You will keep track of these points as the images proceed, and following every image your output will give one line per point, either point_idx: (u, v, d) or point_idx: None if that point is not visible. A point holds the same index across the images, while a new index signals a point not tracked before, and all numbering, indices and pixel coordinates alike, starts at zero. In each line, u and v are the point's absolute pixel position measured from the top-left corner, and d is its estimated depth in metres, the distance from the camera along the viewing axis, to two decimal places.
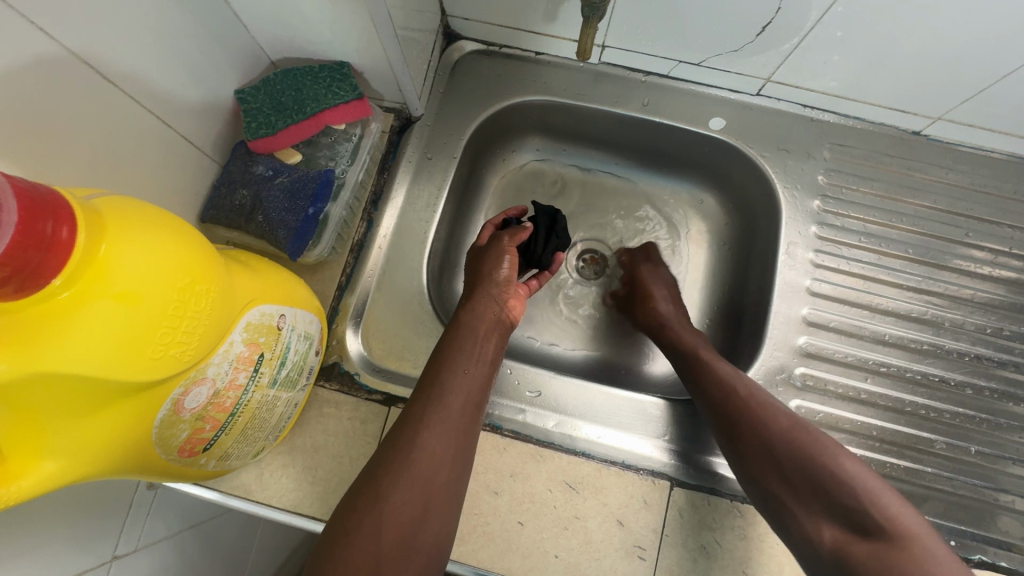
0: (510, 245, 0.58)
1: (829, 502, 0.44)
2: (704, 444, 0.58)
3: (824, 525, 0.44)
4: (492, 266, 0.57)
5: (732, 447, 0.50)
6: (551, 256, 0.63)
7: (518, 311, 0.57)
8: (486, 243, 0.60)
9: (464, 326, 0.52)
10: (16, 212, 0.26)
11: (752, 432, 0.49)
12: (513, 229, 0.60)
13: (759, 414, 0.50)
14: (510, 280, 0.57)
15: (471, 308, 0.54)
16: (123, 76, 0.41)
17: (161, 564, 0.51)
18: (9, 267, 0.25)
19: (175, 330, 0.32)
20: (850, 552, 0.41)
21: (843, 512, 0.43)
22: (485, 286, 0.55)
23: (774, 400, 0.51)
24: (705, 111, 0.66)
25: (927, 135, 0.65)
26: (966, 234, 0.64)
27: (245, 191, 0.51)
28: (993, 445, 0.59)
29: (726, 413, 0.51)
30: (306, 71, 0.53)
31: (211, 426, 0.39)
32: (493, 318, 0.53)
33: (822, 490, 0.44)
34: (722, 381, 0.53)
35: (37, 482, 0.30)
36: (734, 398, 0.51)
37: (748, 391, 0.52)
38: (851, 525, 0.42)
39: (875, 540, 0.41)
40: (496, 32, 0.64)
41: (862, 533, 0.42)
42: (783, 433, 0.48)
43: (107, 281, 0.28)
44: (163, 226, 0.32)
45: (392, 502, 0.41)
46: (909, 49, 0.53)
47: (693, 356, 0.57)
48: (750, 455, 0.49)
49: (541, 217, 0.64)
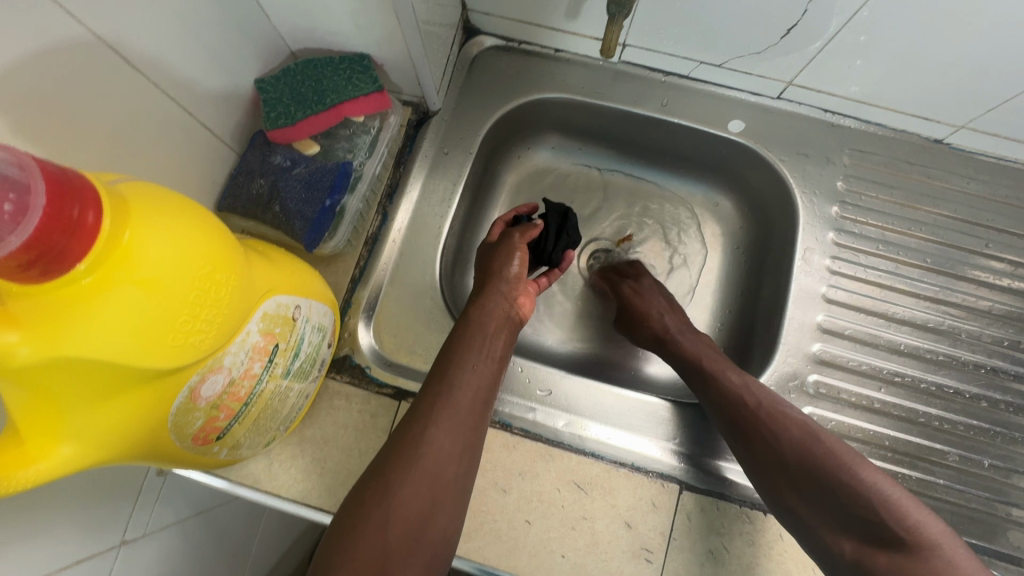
0: (521, 243, 0.58)
1: (843, 513, 0.43)
2: (713, 448, 0.57)
3: (842, 536, 0.43)
4: (502, 264, 0.57)
5: (745, 457, 0.50)
6: (562, 254, 0.62)
7: (527, 308, 0.56)
8: (497, 240, 0.60)
9: (472, 322, 0.52)
10: (44, 196, 0.26)
11: (765, 443, 0.49)
12: (524, 226, 0.60)
13: (768, 427, 0.49)
14: (520, 277, 0.56)
15: (480, 305, 0.53)
16: (146, 61, 0.40)
17: (167, 550, 0.51)
18: (34, 251, 0.25)
19: (194, 318, 0.31)
20: (869, 562, 0.41)
21: (860, 523, 0.43)
22: (494, 283, 0.55)
23: (785, 406, 0.51)
24: (725, 113, 0.65)
25: (949, 144, 0.64)
26: (985, 245, 0.63)
27: (262, 180, 0.51)
28: (1006, 459, 0.58)
29: (738, 427, 0.51)
30: (326, 62, 0.53)
31: (225, 414, 0.39)
32: (502, 315, 0.53)
33: (834, 500, 0.44)
34: (727, 398, 0.52)
35: (54, 465, 0.30)
36: (744, 412, 0.51)
37: (757, 403, 0.51)
38: (867, 535, 0.42)
39: (894, 550, 0.41)
40: (517, 27, 0.64)
41: (882, 544, 0.41)
42: (796, 446, 0.47)
43: (130, 267, 0.28)
44: (186, 213, 0.31)
45: (401, 497, 0.40)
46: (935, 56, 0.52)
47: (698, 372, 0.56)
48: (766, 468, 0.48)
49: (553, 215, 0.63)
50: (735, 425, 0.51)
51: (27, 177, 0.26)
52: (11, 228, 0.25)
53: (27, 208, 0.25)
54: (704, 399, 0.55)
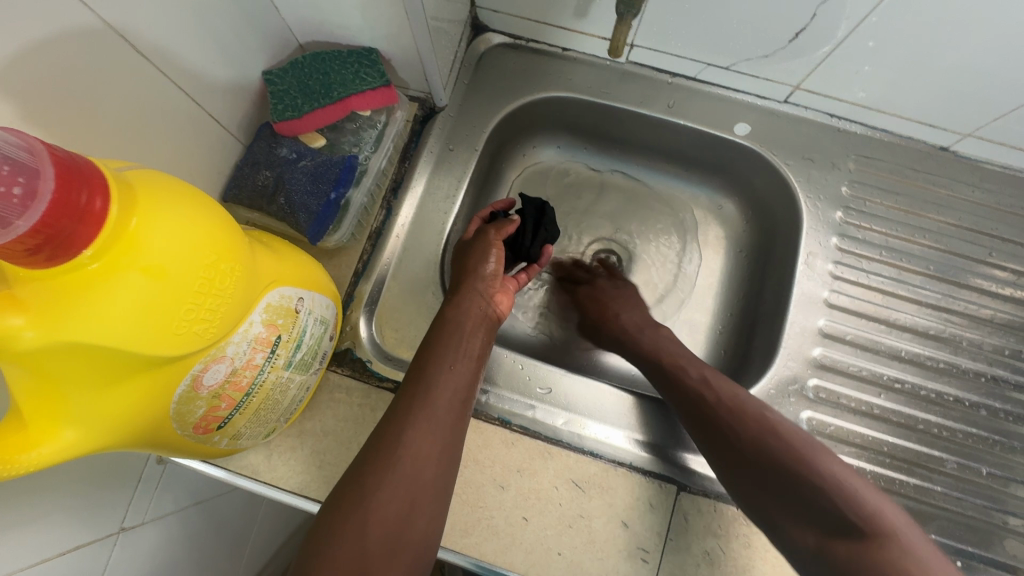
0: (496, 240, 0.58)
1: (808, 504, 0.44)
2: (678, 437, 0.58)
3: (805, 526, 0.43)
4: (478, 262, 0.57)
5: (708, 449, 0.51)
6: (540, 249, 0.62)
7: (504, 306, 0.56)
8: (472, 238, 0.60)
9: (449, 322, 0.52)
10: (53, 180, 0.26)
11: (725, 434, 0.49)
12: (499, 223, 0.59)
13: (730, 422, 0.50)
14: (497, 275, 0.56)
15: (456, 304, 0.53)
16: (155, 51, 0.40)
17: (163, 538, 0.52)
18: (41, 235, 0.25)
19: (198, 308, 0.32)
20: (830, 551, 0.41)
21: (822, 514, 0.43)
22: (471, 281, 0.55)
23: (747, 402, 0.51)
24: (731, 116, 0.65)
25: (955, 151, 0.64)
26: (989, 253, 0.63)
27: (268, 172, 0.51)
28: (1005, 467, 0.58)
29: (703, 420, 0.51)
30: (334, 55, 0.53)
31: (226, 405, 0.39)
32: (479, 313, 0.53)
33: (798, 494, 0.44)
34: (687, 396, 0.53)
35: (57, 450, 0.30)
36: (704, 408, 0.51)
37: (716, 398, 0.51)
38: (830, 525, 0.42)
39: (853, 540, 0.41)
40: (524, 25, 0.64)
41: (840, 533, 0.42)
42: (755, 439, 0.48)
43: (135, 255, 0.28)
44: (191, 202, 0.32)
45: (378, 500, 0.41)
46: (943, 63, 0.52)
47: (658, 369, 0.57)
48: (729, 460, 0.49)
49: (529, 209, 0.63)
50: (699, 420, 0.51)
51: (36, 162, 0.26)
52: (19, 212, 0.25)
53: (35, 192, 0.25)
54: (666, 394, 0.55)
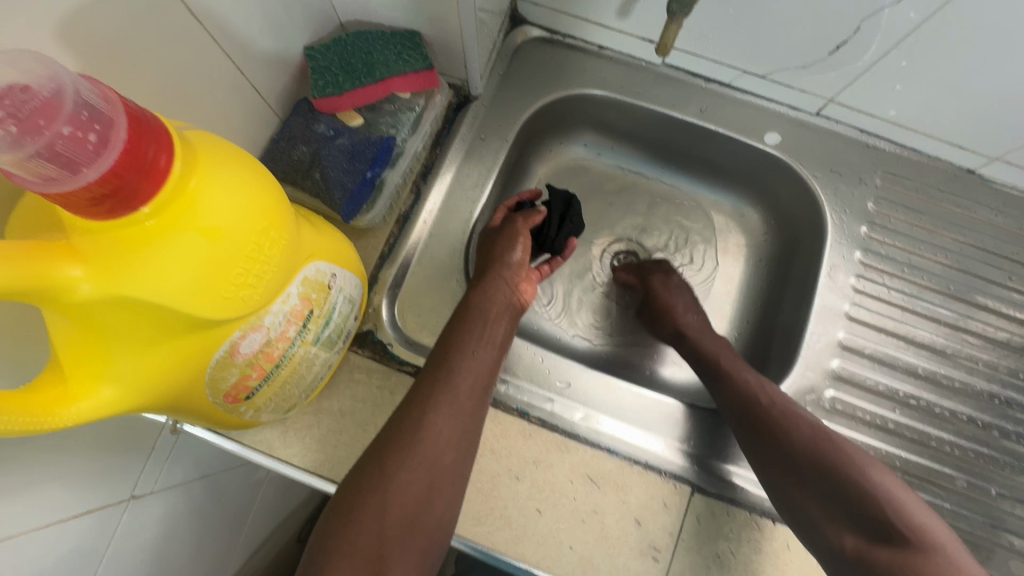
0: (524, 229, 0.57)
1: (852, 511, 0.45)
2: (717, 450, 0.58)
3: (846, 532, 0.45)
4: (505, 249, 0.56)
5: (753, 447, 0.52)
6: (564, 242, 0.62)
7: (530, 294, 0.56)
8: (500, 225, 0.59)
9: (473, 308, 0.51)
10: (125, 131, 0.25)
11: (775, 437, 0.51)
12: (527, 212, 0.59)
13: (780, 424, 0.51)
14: (522, 264, 0.56)
15: (481, 291, 0.53)
16: (210, 17, 0.40)
17: (171, 507, 0.51)
18: (109, 186, 0.25)
19: (247, 273, 0.31)
20: (872, 556, 0.43)
21: (864, 521, 0.45)
22: (497, 268, 0.54)
23: (797, 407, 0.53)
24: (762, 125, 0.66)
25: (981, 175, 0.65)
26: (1007, 277, 0.64)
27: (304, 147, 0.51)
28: (1012, 490, 0.58)
29: (748, 420, 0.52)
30: (377, 35, 0.52)
31: (257, 374, 0.39)
32: (504, 302, 0.53)
33: (845, 502, 0.46)
34: (736, 398, 0.54)
35: (94, 406, 0.30)
36: (756, 410, 0.52)
37: (770, 400, 0.53)
38: (869, 531, 0.44)
39: (895, 545, 0.43)
40: (564, 21, 0.64)
41: (884, 539, 0.43)
42: (807, 443, 0.49)
43: (194, 215, 0.28)
44: (245, 168, 0.32)
45: (399, 481, 0.41)
46: (979, 85, 0.52)
47: (713, 370, 0.58)
48: (770, 461, 0.50)
49: (556, 201, 0.63)
50: (747, 421, 0.52)
51: (111, 111, 0.25)
52: (91, 159, 0.25)
53: (107, 141, 0.25)
54: (717, 397, 0.56)
